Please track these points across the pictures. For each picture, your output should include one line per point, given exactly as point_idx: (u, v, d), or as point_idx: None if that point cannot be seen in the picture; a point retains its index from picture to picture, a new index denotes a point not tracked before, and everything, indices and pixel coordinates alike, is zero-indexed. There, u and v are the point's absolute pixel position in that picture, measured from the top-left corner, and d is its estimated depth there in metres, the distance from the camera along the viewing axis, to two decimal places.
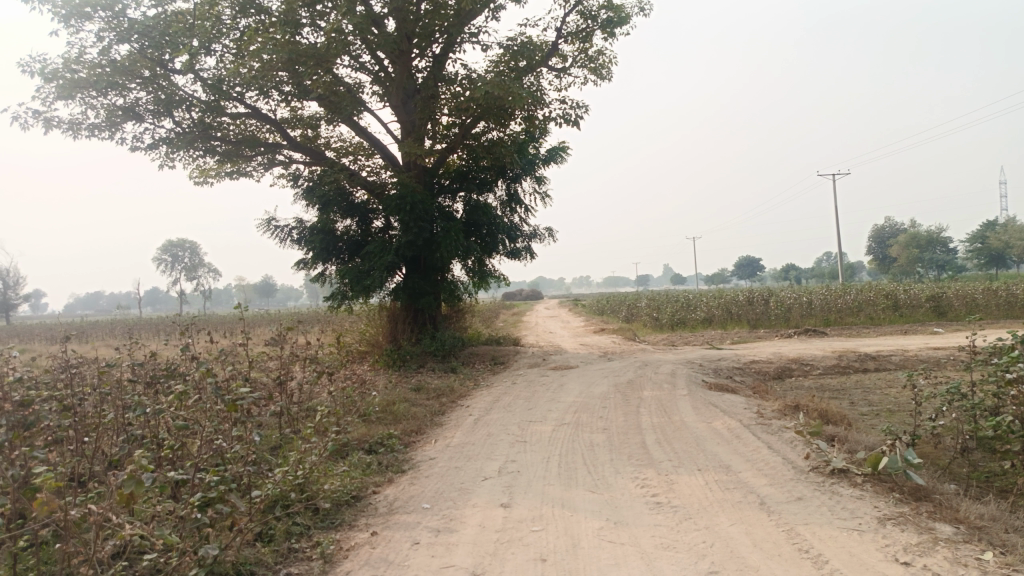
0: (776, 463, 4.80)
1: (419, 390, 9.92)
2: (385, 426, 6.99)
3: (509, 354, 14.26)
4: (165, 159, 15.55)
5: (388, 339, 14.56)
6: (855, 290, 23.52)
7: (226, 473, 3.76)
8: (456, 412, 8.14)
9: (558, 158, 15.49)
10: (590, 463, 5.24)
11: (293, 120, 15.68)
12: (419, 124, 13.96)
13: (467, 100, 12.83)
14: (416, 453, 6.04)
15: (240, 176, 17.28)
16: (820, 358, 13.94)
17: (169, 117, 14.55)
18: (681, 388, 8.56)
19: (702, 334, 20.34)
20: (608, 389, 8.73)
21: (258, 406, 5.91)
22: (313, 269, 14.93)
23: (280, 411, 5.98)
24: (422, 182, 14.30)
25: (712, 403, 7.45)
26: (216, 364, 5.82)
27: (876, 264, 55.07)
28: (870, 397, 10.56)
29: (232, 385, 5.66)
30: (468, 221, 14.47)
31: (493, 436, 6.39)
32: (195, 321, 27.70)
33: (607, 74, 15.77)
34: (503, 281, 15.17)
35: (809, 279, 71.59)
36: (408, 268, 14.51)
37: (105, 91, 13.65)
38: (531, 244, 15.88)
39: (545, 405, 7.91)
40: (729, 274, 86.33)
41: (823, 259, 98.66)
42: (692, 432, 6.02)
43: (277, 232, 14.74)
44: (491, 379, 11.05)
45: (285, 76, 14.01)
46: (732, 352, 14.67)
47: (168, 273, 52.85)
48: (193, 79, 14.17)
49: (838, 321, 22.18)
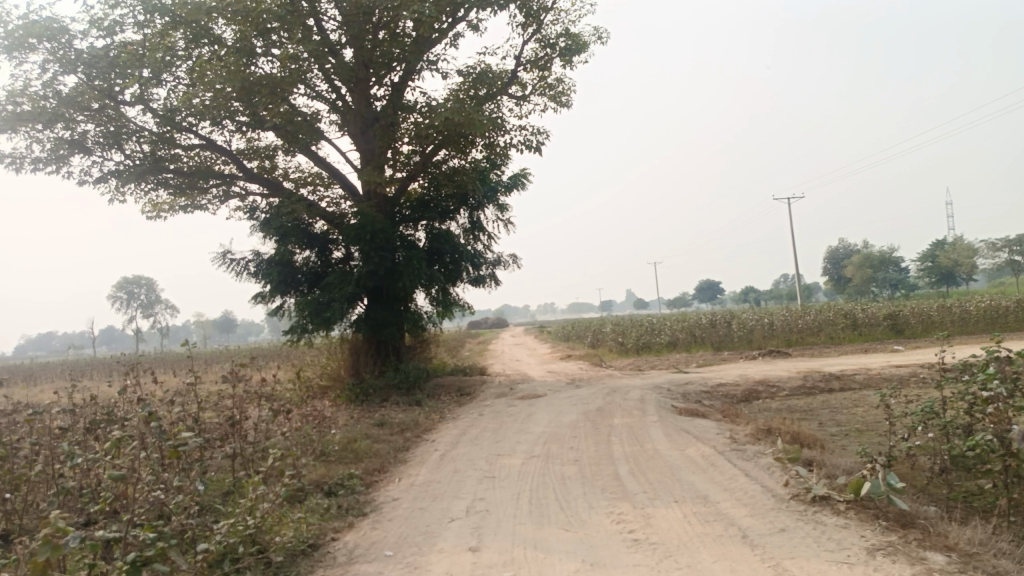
0: (755, 492, 4.62)
1: (382, 425, 9.59)
2: (346, 465, 6.67)
3: (475, 384, 13.97)
4: (115, 193, 15.06)
5: (350, 373, 14.16)
6: (815, 310, 23.77)
7: (166, 528, 3.43)
8: (421, 447, 7.83)
9: (520, 184, 15.40)
10: (563, 498, 4.99)
11: (249, 150, 15.35)
12: (378, 153, 13.75)
13: (427, 127, 12.68)
14: (379, 494, 5.73)
15: (195, 209, 16.82)
16: (787, 379, 13.93)
17: (119, 150, 14.12)
18: (651, 415, 8.38)
19: (668, 358, 20.27)
20: (577, 418, 8.51)
21: (209, 450, 5.55)
22: (271, 302, 14.51)
23: (232, 454, 5.63)
24: (383, 211, 14.06)
25: (684, 429, 7.27)
26: (163, 407, 5.46)
27: (832, 284, 56.13)
28: (838, 417, 10.50)
29: (179, 428, 5.31)
30: (431, 249, 14.23)
31: (460, 472, 6.11)
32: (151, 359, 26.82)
33: (567, 100, 15.80)
34: (467, 310, 14.92)
35: (768, 301, 72.78)
36: (370, 299, 14.18)
37: (50, 124, 13.19)
38: (495, 272, 15.70)
39: (513, 437, 7.65)
40: (691, 297, 87.30)
41: (781, 281, 100.35)
42: (666, 460, 5.82)
43: (233, 265, 14.31)
44: (456, 411, 10.75)
45: (239, 105, 13.72)
46: (699, 376, 14.58)
47: (122, 310, 51.33)
48: (143, 109, 13.79)
49: (800, 341, 22.35)
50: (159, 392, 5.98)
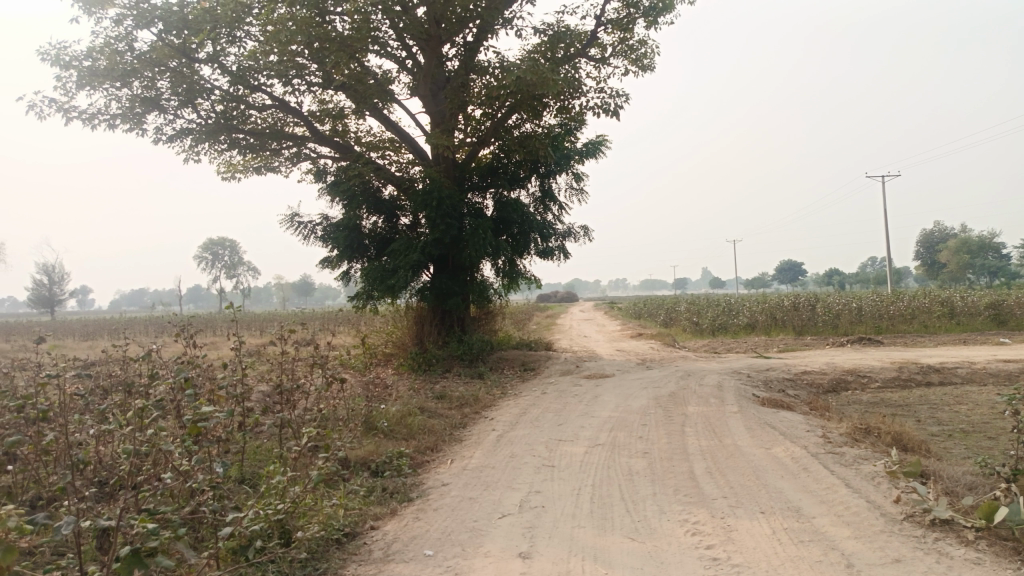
0: (859, 509, 3.92)
1: (441, 398, 9.20)
2: (397, 442, 6.26)
3: (541, 359, 13.46)
4: (190, 152, 15.14)
5: (414, 342, 13.88)
6: (908, 296, 22.14)
7: (174, 516, 3.03)
8: (479, 426, 7.36)
9: (596, 152, 14.66)
10: (629, 498, 4.41)
11: (320, 111, 15.10)
12: (449, 116, 13.25)
13: (499, 87, 12.06)
14: (428, 477, 5.29)
15: (268, 171, 16.79)
16: (878, 369, 12.84)
17: (192, 108, 14.11)
18: (730, 404, 7.64)
19: (746, 341, 19.23)
20: (647, 403, 7.86)
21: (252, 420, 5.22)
22: (338, 267, 14.35)
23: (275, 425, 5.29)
24: (452, 177, 13.64)
25: (768, 423, 6.54)
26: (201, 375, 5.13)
27: (924, 270, 52.87)
28: (939, 416, 9.49)
29: (218, 398, 4.97)
30: (500, 218, 13.70)
31: (518, 458, 5.61)
32: (231, 320, 27.54)
33: (650, 64, 14.88)
34: (536, 283, 14.37)
35: (852, 285, 69.51)
36: (436, 267, 13.81)
37: (127, 81, 13.23)
38: (565, 243, 15.06)
39: (577, 421, 7.08)
40: (769, 278, 84.25)
41: (868, 264, 95.60)
42: (748, 460, 5.16)
43: (301, 228, 14.15)
44: (519, 387, 10.27)
45: (310, 62, 13.44)
46: (781, 362, 13.64)
47: (208, 271, 53.30)
48: (216, 67, 13.68)
49: (889, 329, 20.86)
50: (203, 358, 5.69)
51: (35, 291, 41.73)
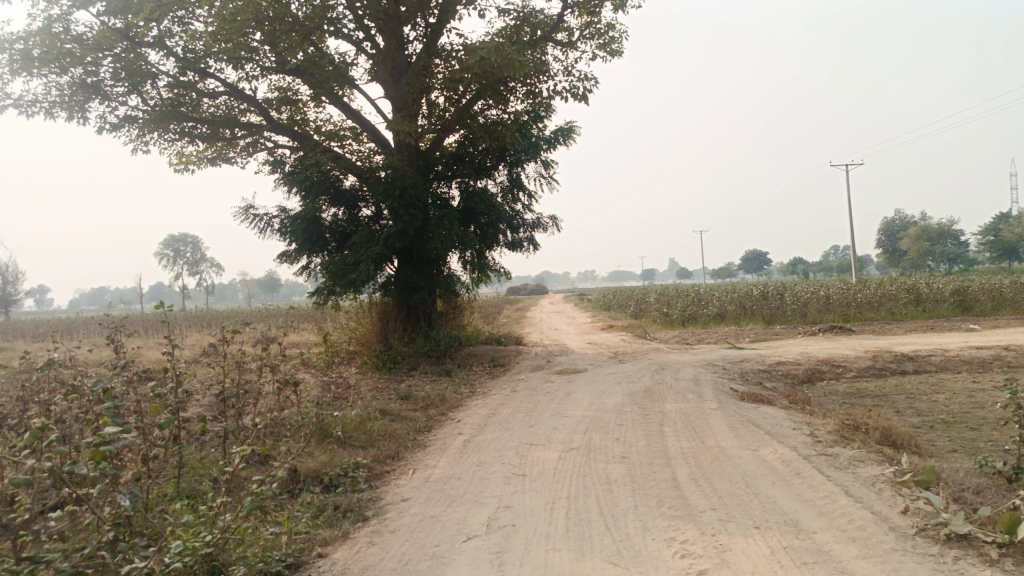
0: (864, 522, 3.53)
1: (405, 399, 8.70)
2: (356, 451, 5.75)
3: (511, 354, 13.01)
4: (138, 142, 14.35)
5: (378, 339, 13.33)
6: (875, 284, 22.14)
7: (64, 567, 2.49)
8: (445, 429, 6.88)
9: (565, 140, 14.22)
10: (608, 513, 3.97)
11: (277, 98, 14.41)
12: (411, 102, 12.68)
13: (462, 71, 11.52)
14: (388, 491, 4.80)
15: (223, 162, 16.05)
16: (853, 359, 12.64)
17: (138, 95, 13.34)
18: (710, 400, 7.27)
19: (718, 332, 19.01)
20: (622, 400, 7.45)
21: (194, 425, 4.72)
22: (297, 262, 13.71)
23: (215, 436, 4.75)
24: (415, 166, 13.11)
25: (752, 421, 6.17)
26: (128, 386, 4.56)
27: (885, 258, 53.60)
28: (918, 406, 9.26)
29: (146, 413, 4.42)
30: (466, 209, 13.18)
31: (486, 466, 5.15)
32: (191, 318, 26.60)
33: (619, 49, 14.47)
34: (505, 275, 13.89)
35: (816, 273, 70.45)
36: (400, 261, 13.25)
37: (65, 66, 12.42)
38: (534, 234, 14.61)
39: (549, 421, 6.63)
40: (736, 268, 84.94)
41: (831, 252, 97.06)
42: (735, 464, 4.76)
43: (257, 221, 13.45)
44: (488, 385, 9.80)
45: (262, 45, 12.74)
46: (755, 352, 13.38)
47: (169, 268, 51.94)
48: (163, 51, 12.92)
49: (857, 316, 20.83)
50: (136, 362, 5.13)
51: None
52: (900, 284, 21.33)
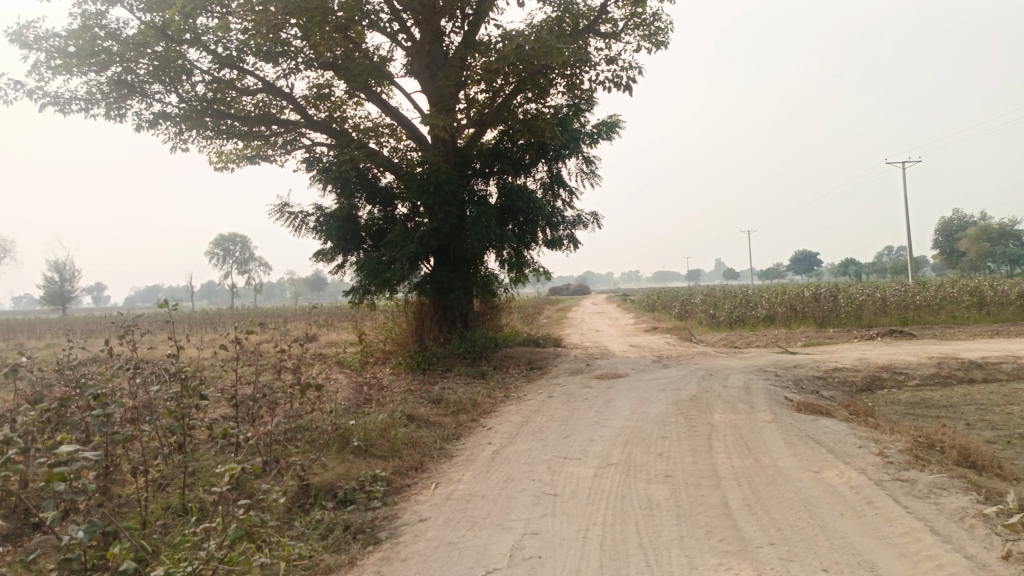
0: (956, 568, 2.96)
1: (437, 403, 8.30)
2: (375, 461, 5.36)
3: (549, 357, 12.51)
4: (177, 140, 14.29)
5: (413, 339, 12.98)
6: (934, 286, 20.99)
7: None
8: (474, 438, 6.43)
9: (608, 134, 13.69)
10: (649, 545, 3.47)
11: (313, 94, 14.19)
12: (448, 96, 12.28)
13: (500, 62, 11.07)
14: (405, 510, 4.38)
15: (262, 160, 15.93)
16: (915, 365, 11.81)
17: (176, 93, 13.24)
18: (762, 411, 6.67)
19: (767, 335, 18.21)
20: (666, 410, 6.92)
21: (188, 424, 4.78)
22: (332, 261, 13.46)
23: (227, 443, 4.73)
24: (452, 162, 12.72)
25: (810, 436, 5.59)
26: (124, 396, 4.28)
27: (943, 260, 51.47)
28: (991, 419, 8.47)
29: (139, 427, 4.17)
30: (505, 206, 12.74)
31: (513, 483, 4.69)
32: (235, 317, 26.75)
33: (665, 40, 13.87)
34: (545, 274, 13.41)
35: (869, 275, 68.25)
36: (436, 260, 12.88)
37: (103, 63, 12.37)
38: (575, 232, 14.10)
39: (586, 432, 6.13)
40: (784, 269, 82.89)
41: (884, 253, 94.02)
42: (796, 490, 4.21)
43: (292, 219, 13.22)
44: (524, 389, 9.33)
45: (297, 39, 12.50)
46: (808, 357, 12.64)
47: (219, 266, 52.89)
48: (199, 48, 12.78)
49: (916, 320, 19.75)
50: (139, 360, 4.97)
51: (47, 288, 41.16)
52: (962, 287, 20.15)
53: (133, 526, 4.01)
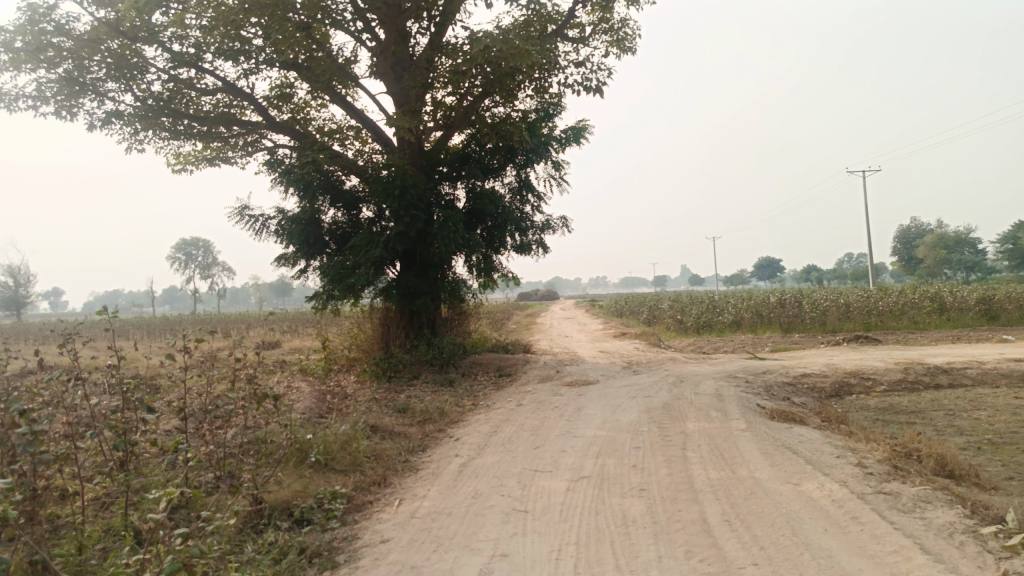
0: None
1: (402, 413, 8.01)
2: (336, 477, 5.07)
3: (518, 364, 12.29)
4: (132, 140, 13.79)
5: (379, 346, 12.65)
6: (896, 291, 21.24)
7: None
8: (440, 450, 6.17)
9: (577, 139, 13.55)
10: (627, 567, 3.26)
11: (275, 95, 13.82)
12: (414, 97, 12.01)
13: (468, 63, 10.83)
14: (366, 530, 4.11)
15: (222, 162, 15.47)
16: (882, 371, 11.84)
17: (131, 91, 12.77)
18: (736, 420, 6.53)
19: (735, 340, 18.22)
20: (638, 419, 6.73)
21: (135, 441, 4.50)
22: (295, 266, 13.08)
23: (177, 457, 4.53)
24: (418, 165, 12.45)
25: (787, 446, 5.44)
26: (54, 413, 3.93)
27: (902, 266, 52.54)
28: (960, 424, 8.46)
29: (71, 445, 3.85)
30: (473, 210, 12.51)
31: (482, 499, 4.45)
32: (196, 323, 26.01)
33: (633, 45, 13.78)
34: (513, 280, 13.20)
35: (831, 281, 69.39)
36: (403, 265, 12.58)
37: (53, 59, 11.86)
38: (543, 237, 13.92)
39: (557, 443, 5.91)
40: (749, 275, 83.93)
41: (845, 260, 95.86)
42: (776, 504, 4.04)
43: (252, 222, 12.80)
44: (493, 398, 9.08)
45: (258, 37, 12.13)
46: (777, 363, 12.61)
47: (181, 271, 51.68)
48: (155, 46, 12.33)
49: (879, 325, 19.96)
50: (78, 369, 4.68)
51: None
52: (923, 292, 20.42)
53: (66, 552, 3.68)
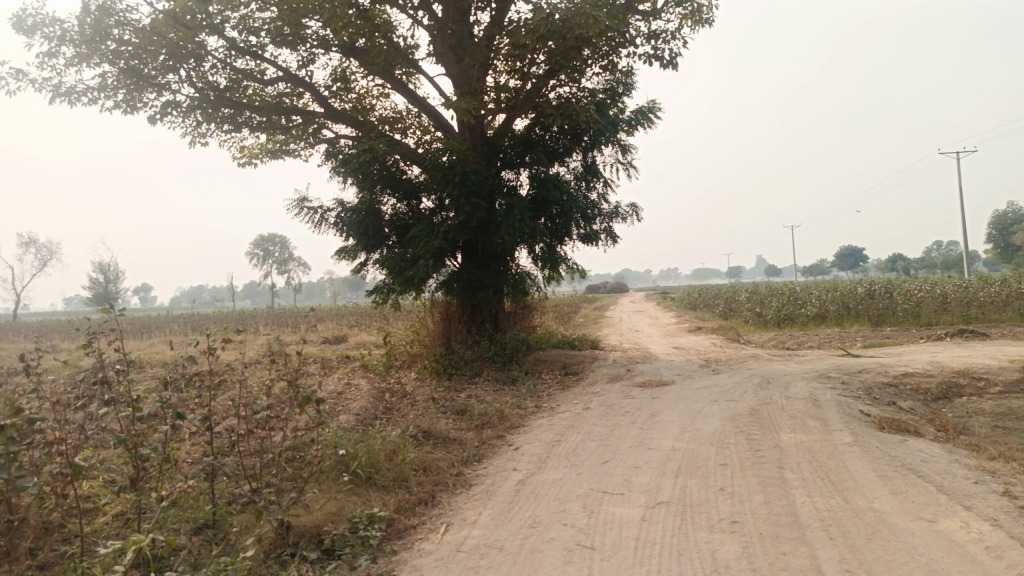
0: None
1: (459, 415, 7.43)
2: (376, 495, 4.48)
3: (586, 361, 11.54)
4: (195, 133, 13.66)
5: (440, 341, 12.12)
6: (999, 282, 19.35)
7: None
8: (498, 462, 5.52)
9: (647, 120, 12.67)
10: None
11: (335, 84, 13.45)
12: (475, 79, 11.38)
13: (531, 38, 10.07)
14: (402, 566, 3.51)
15: (285, 154, 15.26)
16: (995, 370, 10.52)
17: (192, 83, 12.60)
18: (839, 431, 5.63)
19: (819, 335, 16.93)
20: (723, 428, 5.92)
21: (142, 459, 3.99)
22: (355, 259, 12.69)
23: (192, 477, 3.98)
24: (480, 152, 11.83)
25: (909, 466, 4.54)
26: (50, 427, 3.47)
27: (997, 255, 48.84)
28: None
29: (67, 470, 3.39)
30: (537, 197, 11.81)
31: (540, 530, 3.77)
32: (270, 318, 26.25)
33: (709, 18, 12.77)
34: (580, 272, 12.46)
35: (919, 271, 65.53)
36: (464, 257, 12.01)
37: (113, 53, 11.74)
38: (612, 226, 13.12)
39: (630, 457, 5.18)
40: (830, 265, 80.32)
41: (934, 248, 90.76)
42: (909, 549, 3.19)
43: (311, 215, 12.47)
44: (559, 398, 8.40)
45: (314, 22, 11.70)
46: (872, 361, 11.42)
47: (260, 266, 53.20)
48: (213, 35, 12.09)
49: (980, 318, 18.22)
50: (102, 359, 4.32)
51: (93, 289, 41.35)
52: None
53: None
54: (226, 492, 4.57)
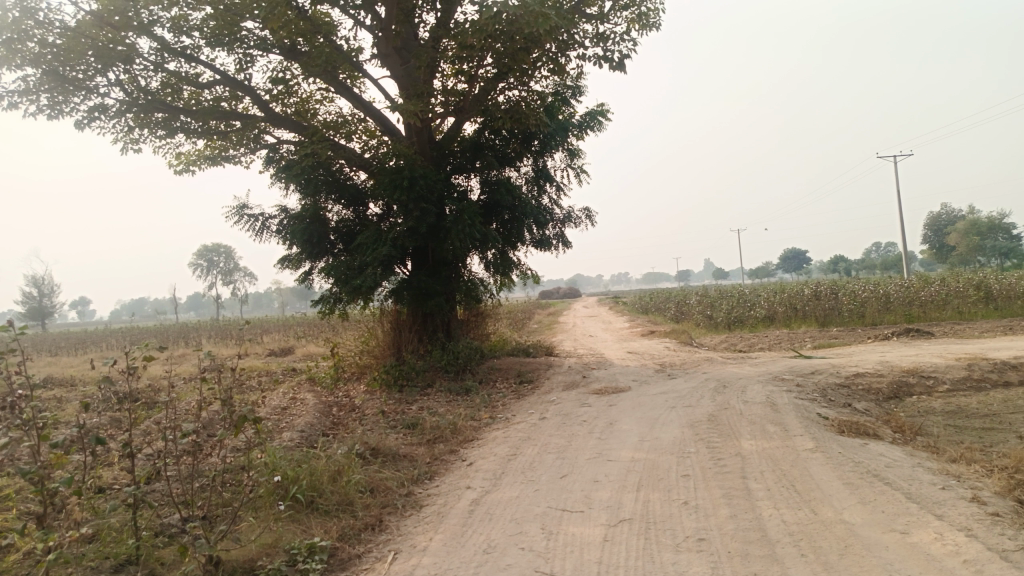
0: None
1: (410, 429, 7.10)
2: (317, 521, 4.14)
3: (540, 368, 11.31)
4: (127, 140, 13.01)
5: (391, 352, 11.74)
6: (938, 281, 19.85)
7: None
8: (450, 480, 5.22)
9: (595, 124, 12.56)
10: None
11: (276, 88, 12.98)
12: (422, 82, 11.08)
13: (478, 39, 9.82)
14: None
15: (225, 160, 14.69)
16: (941, 368, 10.65)
17: (121, 86, 11.99)
18: (800, 436, 5.50)
19: (770, 337, 17.05)
20: (683, 437, 5.74)
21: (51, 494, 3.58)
22: (299, 268, 12.22)
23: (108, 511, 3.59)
24: (428, 156, 11.52)
25: (875, 472, 4.41)
26: None
27: (933, 256, 50.47)
28: None
29: None
30: (487, 202, 11.56)
31: (496, 557, 3.49)
32: (214, 331, 25.36)
33: (656, 22, 12.75)
34: (533, 277, 12.24)
35: (859, 272, 67.42)
36: (414, 264, 11.67)
37: (34, 55, 11.07)
38: (564, 230, 12.95)
39: (589, 470, 4.94)
40: (775, 267, 82.10)
41: (873, 250, 93.63)
42: (886, 565, 3.02)
43: (251, 223, 11.97)
44: (514, 408, 8.14)
45: (251, 22, 11.24)
46: (824, 361, 11.47)
47: (204, 278, 51.65)
48: (144, 36, 11.50)
49: (921, 317, 18.62)
50: (5, 383, 3.88)
51: (26, 304, 39.48)
52: (967, 281, 19.05)
53: None
54: (152, 525, 4.17)
